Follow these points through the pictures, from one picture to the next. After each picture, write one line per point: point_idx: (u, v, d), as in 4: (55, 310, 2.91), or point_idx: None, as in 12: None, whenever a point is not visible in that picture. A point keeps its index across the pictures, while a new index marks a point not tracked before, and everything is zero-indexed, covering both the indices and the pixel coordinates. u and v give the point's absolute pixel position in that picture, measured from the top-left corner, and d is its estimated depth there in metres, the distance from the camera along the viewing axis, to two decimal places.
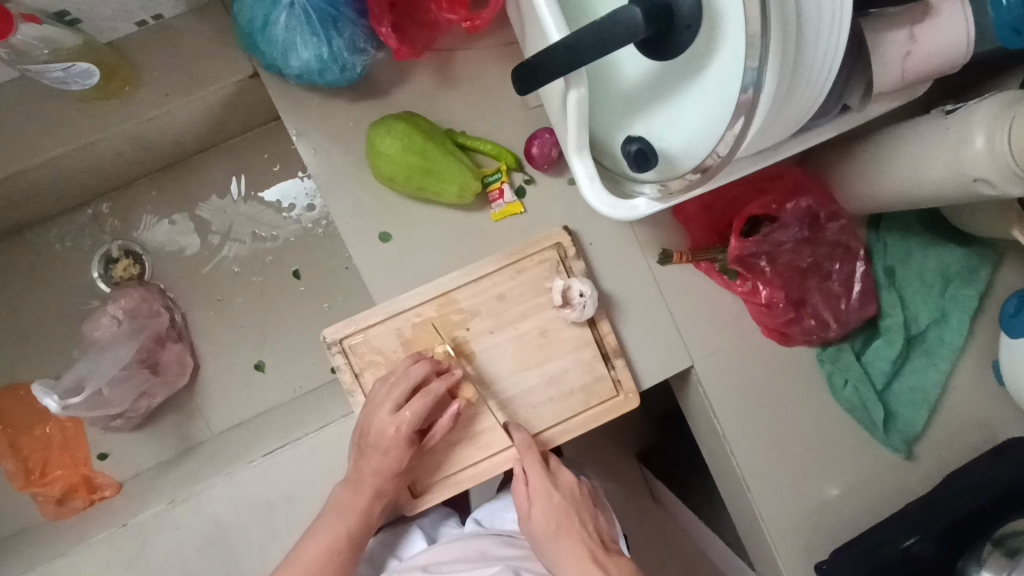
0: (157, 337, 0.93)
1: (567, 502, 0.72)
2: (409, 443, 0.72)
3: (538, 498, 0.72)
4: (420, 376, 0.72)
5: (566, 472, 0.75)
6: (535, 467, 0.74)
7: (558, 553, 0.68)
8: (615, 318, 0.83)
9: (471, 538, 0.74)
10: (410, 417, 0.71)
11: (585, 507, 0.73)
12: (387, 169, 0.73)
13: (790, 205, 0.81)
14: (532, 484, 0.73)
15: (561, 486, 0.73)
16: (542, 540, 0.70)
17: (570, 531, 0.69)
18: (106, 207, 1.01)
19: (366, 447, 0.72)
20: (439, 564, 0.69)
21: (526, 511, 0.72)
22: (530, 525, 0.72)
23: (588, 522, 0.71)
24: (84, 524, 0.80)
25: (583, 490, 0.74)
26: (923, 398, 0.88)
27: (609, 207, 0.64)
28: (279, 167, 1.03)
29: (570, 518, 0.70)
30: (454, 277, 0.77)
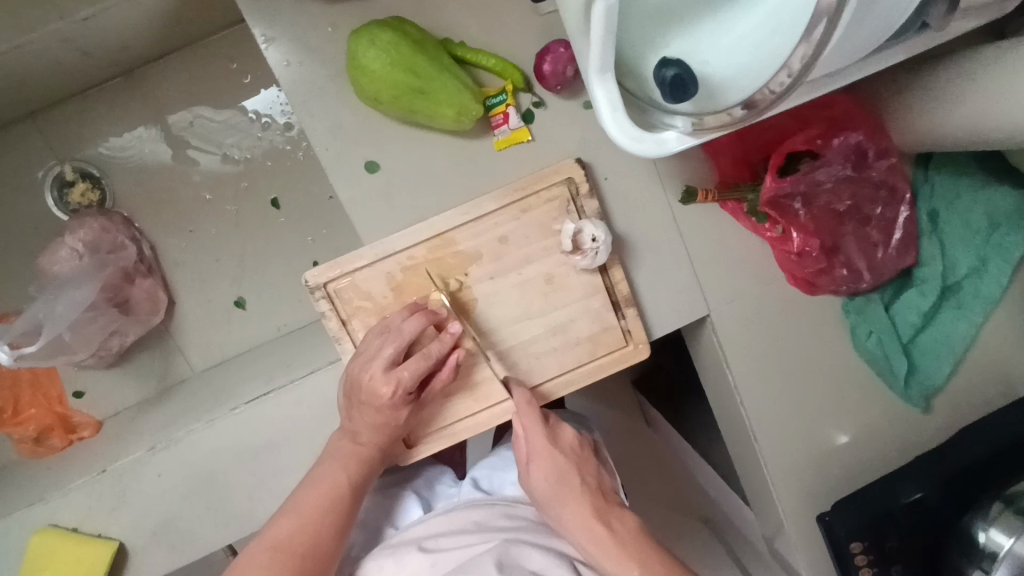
0: (124, 273, 0.86)
1: (571, 462, 0.67)
2: (405, 402, 0.67)
3: (541, 458, 0.67)
4: (415, 332, 0.65)
5: (567, 428, 0.70)
6: (538, 425, 0.68)
7: (561, 512, 0.65)
8: (627, 263, 0.75)
9: (468, 508, 0.72)
10: (406, 378, 0.66)
11: (588, 465, 0.69)
12: (371, 88, 0.62)
13: (836, 141, 0.72)
14: (532, 443, 0.68)
15: (564, 446, 0.68)
16: (545, 501, 0.66)
17: (574, 496, 0.65)
18: (55, 121, 0.90)
19: (356, 402, 0.67)
20: (435, 539, 0.68)
21: (525, 470, 0.68)
22: (532, 485, 0.67)
23: (590, 478, 0.67)
24: (61, 468, 0.77)
25: (584, 444, 0.70)
26: (949, 351, 0.82)
27: (634, 141, 0.55)
28: (250, 79, 0.91)
29: (575, 479, 0.66)
30: (451, 216, 0.69)
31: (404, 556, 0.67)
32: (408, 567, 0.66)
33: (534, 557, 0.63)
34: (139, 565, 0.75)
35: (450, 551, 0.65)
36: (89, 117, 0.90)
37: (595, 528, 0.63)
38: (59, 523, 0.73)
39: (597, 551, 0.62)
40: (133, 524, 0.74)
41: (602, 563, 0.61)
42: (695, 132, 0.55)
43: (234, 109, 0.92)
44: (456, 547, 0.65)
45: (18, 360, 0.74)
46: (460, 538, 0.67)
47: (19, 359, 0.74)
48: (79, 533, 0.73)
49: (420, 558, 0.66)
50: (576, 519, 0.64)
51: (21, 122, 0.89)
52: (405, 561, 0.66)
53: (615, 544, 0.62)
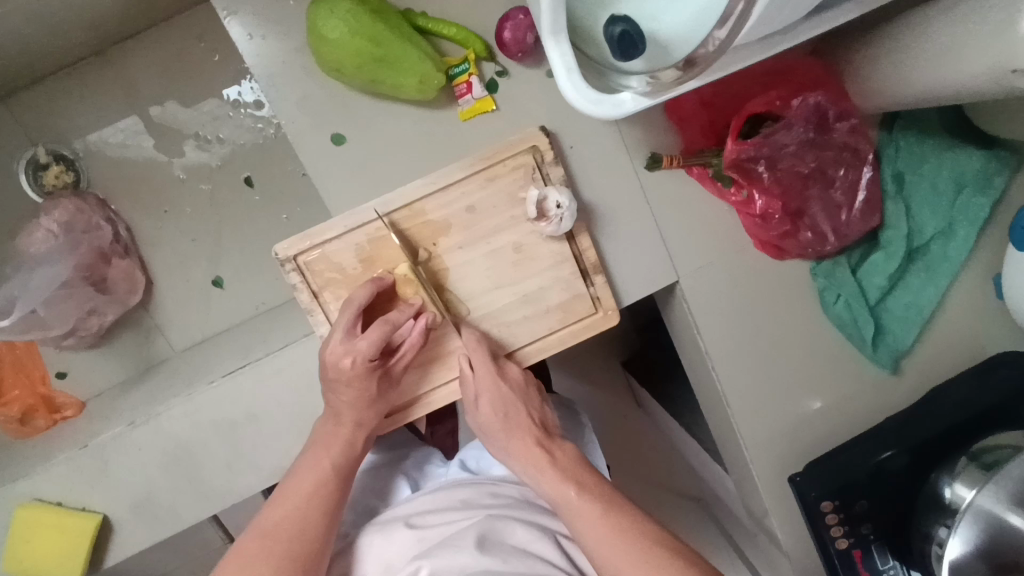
0: (100, 253, 0.87)
1: (515, 397, 0.71)
2: (372, 370, 0.68)
3: (485, 392, 0.71)
4: (365, 300, 0.67)
5: (513, 366, 0.74)
6: (484, 361, 0.72)
7: (505, 442, 0.69)
8: (595, 230, 0.76)
9: (455, 487, 0.74)
10: (365, 344, 0.66)
11: (532, 400, 0.72)
12: (332, 58, 0.63)
13: (796, 103, 0.73)
14: (479, 377, 0.72)
15: (509, 380, 0.72)
16: (489, 430, 0.71)
17: (517, 425, 0.70)
18: (26, 103, 0.90)
19: (326, 372, 0.68)
20: (422, 516, 0.69)
21: (473, 404, 0.72)
22: (477, 416, 0.71)
23: (533, 410, 0.71)
24: (42, 445, 0.78)
25: (529, 381, 0.74)
26: (917, 314, 0.84)
27: (591, 103, 0.56)
28: (220, 58, 0.92)
29: (519, 411, 0.71)
30: (419, 185, 0.70)
31: (392, 532, 0.68)
32: (395, 543, 0.67)
33: (517, 533, 0.65)
34: (123, 537, 0.77)
35: (437, 528, 0.67)
36: (61, 98, 0.90)
37: (533, 452, 0.67)
38: (42, 497, 0.75)
39: (533, 471, 0.66)
40: (115, 498, 0.75)
41: (538, 481, 0.65)
42: (652, 91, 0.56)
43: (205, 89, 0.92)
44: (442, 522, 0.67)
45: None
46: (447, 516, 0.68)
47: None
48: (62, 506, 0.75)
49: (407, 534, 0.67)
50: (516, 446, 0.68)
51: None
52: (393, 536, 0.68)
53: (554, 470, 0.65)
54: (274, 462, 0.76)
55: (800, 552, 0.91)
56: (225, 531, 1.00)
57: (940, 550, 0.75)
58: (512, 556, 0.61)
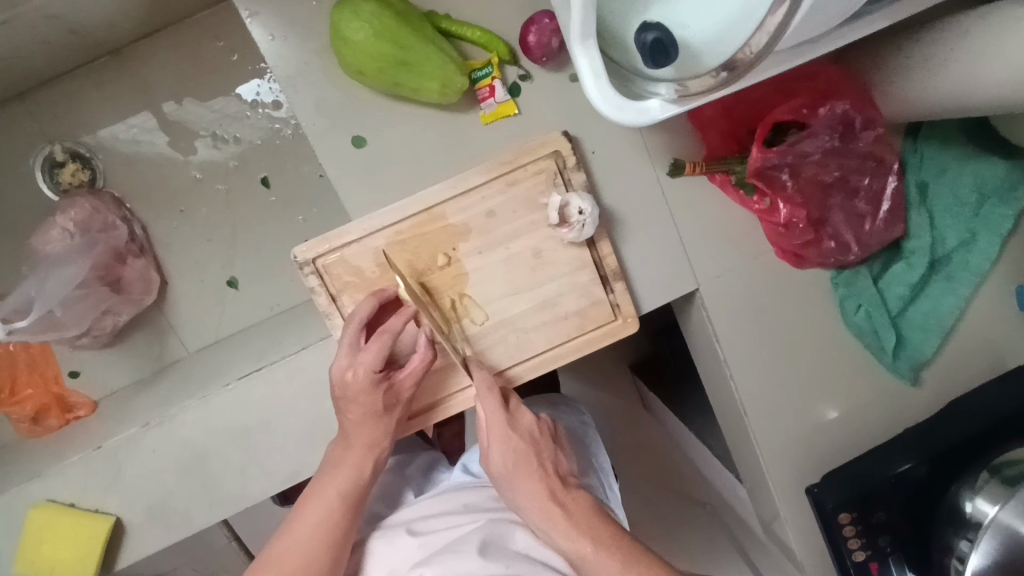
0: (116, 253, 0.86)
1: (528, 445, 0.67)
2: (378, 381, 0.67)
3: (497, 439, 0.66)
4: (367, 312, 0.67)
5: (525, 412, 0.69)
6: (496, 408, 0.68)
7: (516, 493, 0.65)
8: (616, 237, 0.76)
9: (458, 491, 0.74)
10: (369, 354, 0.66)
11: (545, 448, 0.68)
12: (355, 60, 0.62)
13: (823, 111, 0.72)
14: (490, 425, 0.67)
15: (522, 428, 0.68)
16: (501, 480, 0.66)
17: (531, 475, 0.65)
18: (43, 100, 0.89)
19: (341, 379, 0.67)
20: (424, 521, 0.69)
21: (483, 451, 0.67)
22: (487, 464, 0.67)
23: (546, 459, 0.67)
24: (57, 445, 0.78)
25: (542, 427, 0.70)
26: (938, 325, 0.83)
27: (617, 110, 0.55)
28: (237, 57, 0.91)
29: (532, 462, 0.66)
30: (440, 189, 0.69)
31: (395, 538, 0.68)
32: (399, 549, 0.67)
33: (520, 536, 0.66)
34: (135, 539, 0.76)
35: (439, 532, 0.67)
36: (79, 95, 0.90)
37: (549, 508, 0.63)
38: (56, 499, 0.74)
39: (549, 527, 0.62)
40: (127, 500, 0.75)
41: (555, 538, 0.62)
42: (679, 98, 0.56)
43: (222, 88, 0.92)
44: (444, 527, 0.67)
45: (13, 335, 0.73)
46: (449, 520, 0.68)
47: (10, 332, 0.73)
48: (75, 508, 0.74)
49: (410, 540, 0.67)
50: (530, 498, 0.64)
51: (10, 102, 0.89)
52: (396, 543, 0.68)
53: (572, 527, 0.62)
54: (289, 466, 0.76)
55: (816, 562, 0.90)
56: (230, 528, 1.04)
57: (960, 565, 0.74)
58: (516, 561, 0.62)
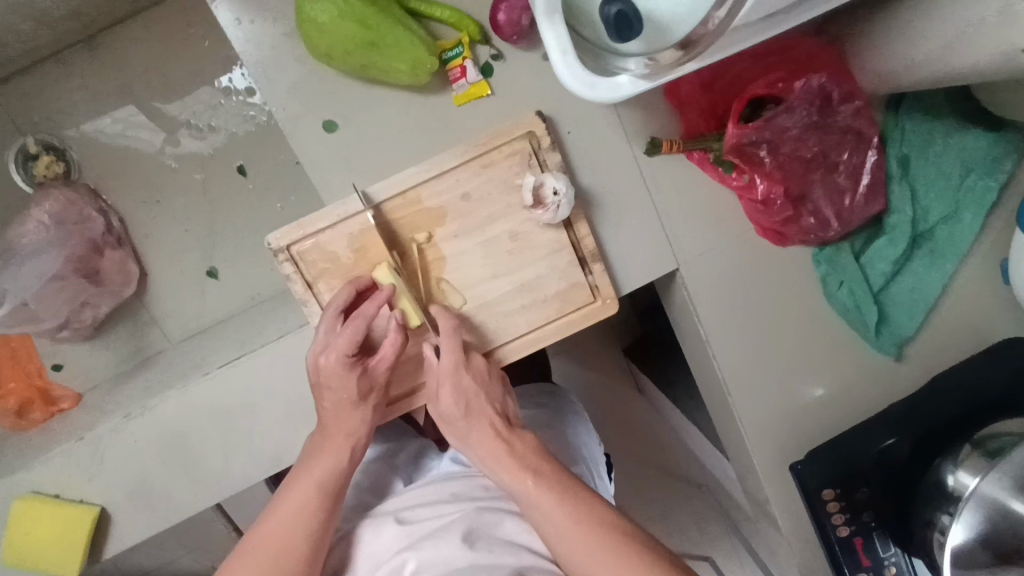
0: (93, 244, 0.86)
1: (478, 387, 0.69)
2: (353, 366, 0.68)
3: (448, 381, 0.68)
4: (343, 298, 0.68)
5: (479, 356, 0.71)
6: (452, 350, 0.68)
7: (465, 432, 0.67)
8: (594, 218, 0.75)
9: (449, 480, 0.75)
10: (342, 340, 0.67)
11: (495, 392, 0.70)
12: (321, 42, 0.62)
13: (800, 84, 0.71)
14: (442, 367, 0.69)
15: (474, 370, 0.69)
16: (450, 422, 0.68)
17: (479, 417, 0.67)
18: (15, 92, 0.88)
19: (318, 365, 0.68)
20: (410, 511, 0.70)
21: (435, 394, 0.69)
22: (438, 407, 0.68)
23: (496, 402, 0.69)
24: (41, 437, 0.78)
25: (494, 372, 0.71)
26: (922, 301, 0.82)
27: (587, 87, 0.55)
28: (211, 44, 0.90)
29: (481, 403, 0.68)
30: (413, 173, 0.69)
31: (380, 527, 0.69)
32: (383, 537, 0.68)
33: (506, 526, 0.66)
34: (121, 529, 0.77)
35: (424, 521, 0.67)
36: (52, 85, 0.89)
37: (496, 446, 0.65)
38: (41, 490, 0.74)
39: (495, 465, 0.64)
40: (113, 490, 0.75)
41: (499, 476, 0.64)
42: (648, 73, 0.55)
43: (195, 75, 0.90)
44: (430, 516, 0.68)
45: None
46: (435, 509, 0.69)
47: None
48: (60, 499, 0.74)
49: (395, 529, 0.68)
50: (477, 439, 0.66)
51: None
52: (381, 531, 0.69)
53: (515, 464, 0.64)
54: (273, 453, 0.76)
55: (802, 538, 0.91)
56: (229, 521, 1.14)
57: (943, 537, 0.74)
58: (499, 549, 0.63)
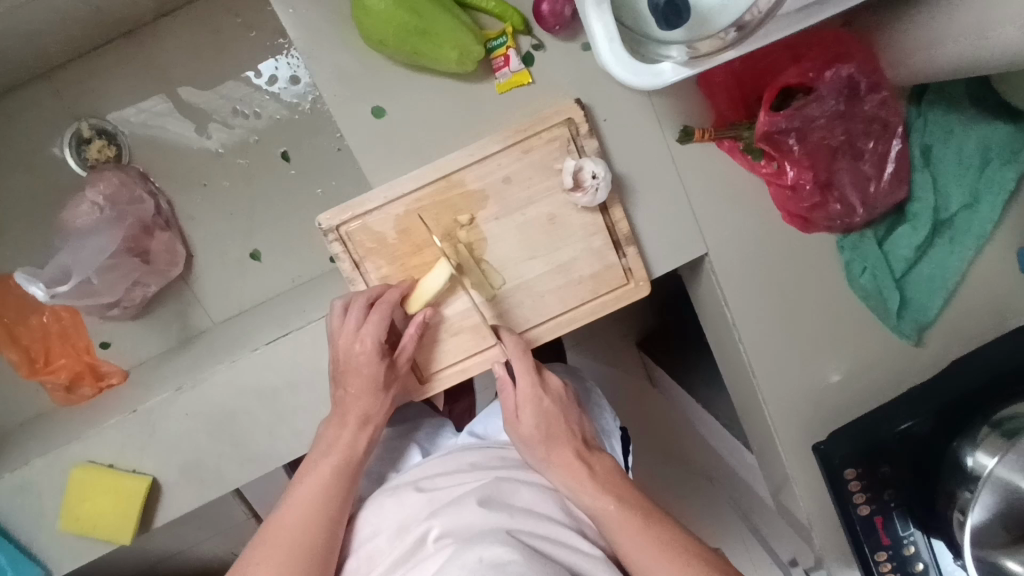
0: (144, 225, 0.89)
1: (557, 408, 0.73)
2: (381, 356, 0.70)
3: (528, 404, 0.72)
4: (377, 292, 0.71)
5: (554, 377, 0.76)
6: (529, 372, 0.73)
7: (545, 453, 0.71)
8: (627, 203, 0.78)
9: (463, 451, 0.76)
10: (370, 328, 0.69)
11: (572, 413, 0.74)
12: (374, 31, 0.65)
13: (830, 73, 0.74)
14: (520, 390, 0.73)
15: (551, 391, 0.74)
16: (530, 442, 0.72)
17: (558, 439, 0.71)
18: (67, 78, 0.92)
19: (348, 351, 0.70)
20: (431, 480, 0.71)
21: (513, 417, 0.73)
22: (518, 428, 0.72)
23: (573, 424, 0.74)
24: (95, 410, 0.82)
25: (569, 394, 0.76)
26: (942, 285, 0.85)
27: (630, 73, 0.58)
28: (256, 33, 0.93)
29: (561, 424, 0.72)
30: (456, 157, 0.71)
31: (402, 496, 0.69)
32: (406, 505, 0.68)
33: (523, 494, 0.68)
34: (170, 498, 0.80)
35: (446, 488, 0.69)
36: (103, 72, 0.92)
37: (577, 467, 0.70)
38: (96, 460, 0.77)
39: (576, 486, 0.68)
40: (163, 461, 0.78)
41: (581, 496, 0.67)
42: (691, 60, 0.58)
43: (240, 64, 0.94)
44: (452, 484, 0.69)
45: (53, 297, 0.79)
46: (456, 478, 0.70)
47: (53, 296, 0.79)
48: (114, 468, 0.77)
49: (418, 497, 0.68)
50: (560, 459, 0.70)
51: (36, 80, 0.91)
52: (404, 501, 0.69)
53: (598, 485, 0.68)
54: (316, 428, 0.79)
55: (821, 519, 0.94)
56: (248, 507, 1.20)
57: (962, 516, 0.77)
58: (518, 513, 0.64)
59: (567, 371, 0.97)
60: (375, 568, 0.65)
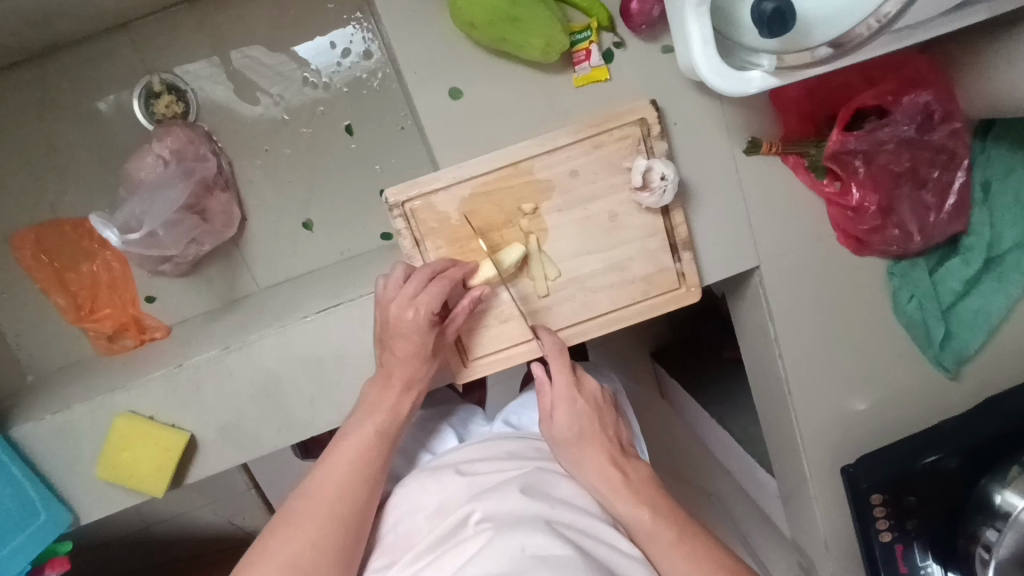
0: (205, 184, 0.90)
1: (591, 410, 0.72)
2: (428, 324, 0.70)
3: (563, 404, 0.72)
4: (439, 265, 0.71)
5: (590, 379, 0.75)
6: (564, 372, 0.73)
7: (578, 456, 0.70)
8: (688, 208, 0.78)
9: (502, 439, 0.75)
10: (429, 296, 0.69)
11: (608, 417, 0.74)
12: (468, 12, 0.65)
13: (907, 98, 0.75)
14: (556, 389, 0.72)
15: (587, 394, 0.73)
16: (563, 443, 0.71)
17: (593, 441, 0.71)
18: (142, 32, 0.93)
19: (400, 316, 0.69)
20: (471, 464, 0.70)
21: (548, 415, 0.72)
22: (552, 428, 0.71)
23: (609, 429, 0.73)
24: (139, 361, 0.83)
25: (606, 397, 0.76)
26: (986, 321, 0.84)
27: (720, 78, 0.58)
28: (332, 6, 0.93)
29: (596, 427, 0.72)
30: (527, 146, 0.72)
31: (443, 478, 0.69)
32: (446, 489, 0.68)
33: (562, 487, 0.68)
34: (206, 455, 0.80)
35: (486, 474, 0.68)
36: (177, 29, 0.93)
37: (610, 473, 0.69)
38: (137, 411, 0.78)
39: (610, 493, 0.67)
40: (202, 418, 0.79)
41: (614, 503, 0.67)
42: (778, 71, 0.59)
43: (312, 34, 0.94)
44: (492, 471, 0.68)
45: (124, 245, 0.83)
46: (495, 464, 0.69)
47: (125, 243, 0.82)
48: (153, 421, 0.78)
49: (458, 481, 0.68)
50: (593, 463, 0.69)
51: (113, 30, 0.92)
52: (443, 483, 0.68)
53: (630, 494, 0.67)
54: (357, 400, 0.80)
55: (837, 542, 0.94)
56: (251, 476, 1.19)
57: (987, 553, 0.78)
58: (558, 504, 0.63)
59: (596, 370, 0.97)
60: (415, 545, 0.65)
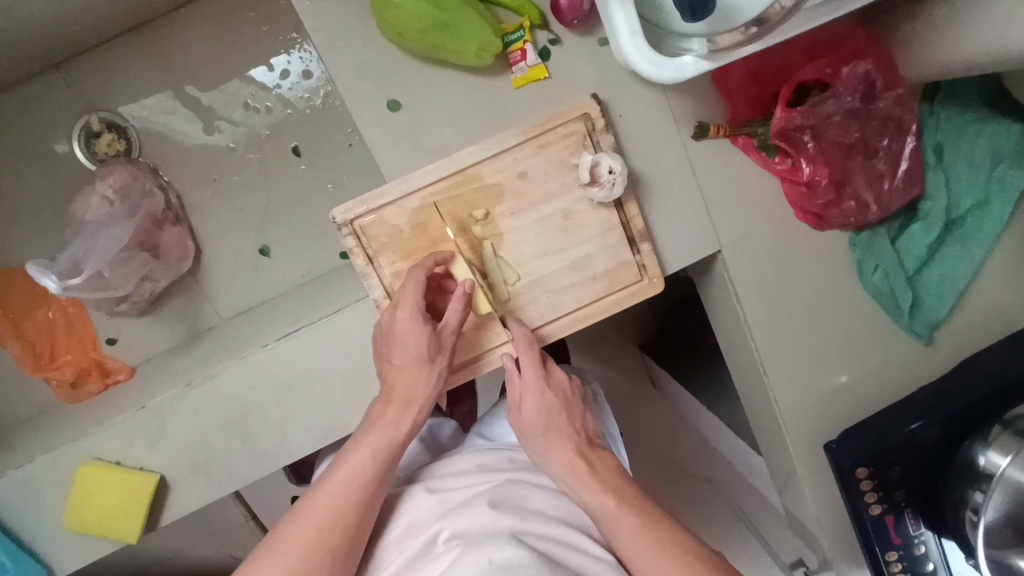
0: (154, 219, 0.90)
1: (559, 401, 0.71)
2: (423, 323, 0.68)
3: (532, 394, 0.71)
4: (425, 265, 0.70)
5: (559, 370, 0.74)
6: (534, 363, 0.72)
7: (544, 447, 0.69)
8: (642, 199, 0.78)
9: (477, 452, 0.74)
10: (410, 295, 0.68)
11: (576, 410, 0.72)
12: (396, 21, 0.65)
13: (846, 70, 0.75)
14: (526, 380, 0.72)
15: (555, 385, 0.72)
16: (530, 434, 0.70)
17: (560, 435, 0.70)
18: (79, 71, 0.92)
19: (392, 320, 0.68)
20: (442, 481, 0.69)
21: (516, 405, 0.72)
22: (520, 418, 0.71)
23: (576, 420, 0.72)
24: (102, 404, 0.81)
25: (575, 389, 0.74)
26: (952, 287, 0.84)
27: (652, 66, 0.58)
28: (268, 28, 0.93)
29: (562, 419, 0.71)
30: (473, 151, 0.71)
31: (413, 498, 0.68)
32: (417, 508, 0.67)
33: (535, 498, 0.66)
34: (178, 496, 0.79)
35: (457, 490, 0.67)
36: (118, 67, 0.93)
37: (576, 464, 0.68)
38: (103, 457, 0.76)
39: (575, 482, 0.66)
40: (171, 457, 0.77)
41: (580, 491, 0.65)
42: (710, 54, 0.58)
43: (251, 58, 0.94)
44: (463, 486, 0.67)
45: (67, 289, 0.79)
46: (467, 479, 0.68)
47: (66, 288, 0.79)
48: (120, 466, 0.76)
49: (429, 499, 0.67)
50: (560, 453, 0.69)
51: (48, 71, 0.91)
52: (414, 502, 0.68)
53: (595, 482, 0.66)
54: (328, 424, 0.78)
55: (830, 521, 0.93)
56: (247, 508, 1.17)
57: (976, 516, 0.75)
58: (529, 516, 0.62)
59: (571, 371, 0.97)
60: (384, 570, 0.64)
